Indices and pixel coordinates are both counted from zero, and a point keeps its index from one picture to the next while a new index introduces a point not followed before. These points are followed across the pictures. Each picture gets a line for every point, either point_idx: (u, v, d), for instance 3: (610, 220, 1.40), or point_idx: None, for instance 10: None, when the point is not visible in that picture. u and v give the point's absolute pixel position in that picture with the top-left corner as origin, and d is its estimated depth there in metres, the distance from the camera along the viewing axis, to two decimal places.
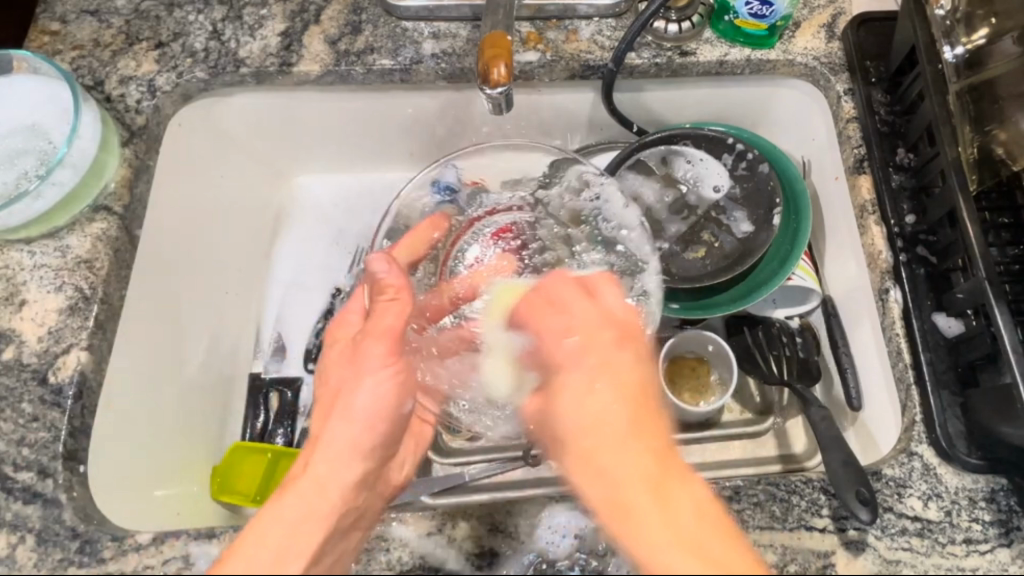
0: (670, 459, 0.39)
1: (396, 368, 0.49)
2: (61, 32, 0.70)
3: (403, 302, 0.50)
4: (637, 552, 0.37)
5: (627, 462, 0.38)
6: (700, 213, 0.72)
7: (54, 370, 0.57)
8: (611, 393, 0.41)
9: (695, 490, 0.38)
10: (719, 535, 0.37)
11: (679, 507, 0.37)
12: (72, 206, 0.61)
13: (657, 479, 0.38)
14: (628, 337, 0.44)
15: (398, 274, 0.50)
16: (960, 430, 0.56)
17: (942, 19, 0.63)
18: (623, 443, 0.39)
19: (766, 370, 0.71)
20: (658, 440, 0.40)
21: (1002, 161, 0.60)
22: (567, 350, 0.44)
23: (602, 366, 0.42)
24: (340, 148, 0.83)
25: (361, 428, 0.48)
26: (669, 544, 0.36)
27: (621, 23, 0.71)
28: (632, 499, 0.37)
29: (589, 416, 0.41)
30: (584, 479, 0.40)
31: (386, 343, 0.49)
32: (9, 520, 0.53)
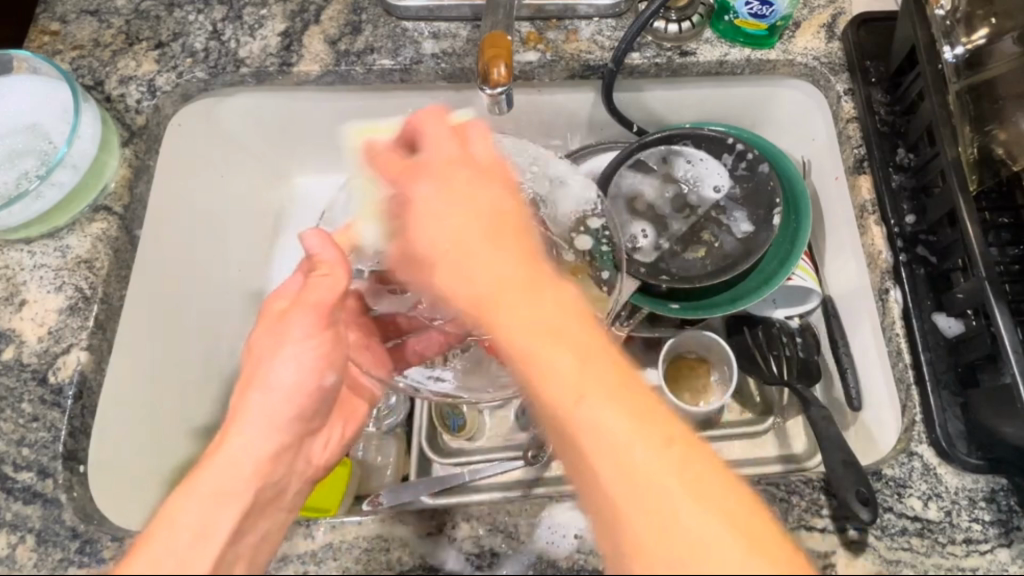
0: (543, 268, 0.41)
1: (325, 340, 0.47)
2: (61, 32, 0.70)
3: (337, 276, 0.47)
4: (502, 338, 0.38)
5: (485, 266, 0.40)
6: (700, 213, 0.72)
7: (54, 371, 0.57)
8: (481, 216, 0.42)
9: (564, 294, 0.39)
10: (576, 319, 0.38)
11: (539, 297, 0.38)
12: (72, 207, 0.61)
13: (511, 280, 0.39)
14: (491, 174, 0.44)
15: (333, 250, 0.47)
16: (960, 430, 0.56)
17: (942, 19, 0.63)
18: (472, 243, 0.40)
19: (766, 370, 0.71)
20: (523, 250, 0.41)
21: (1002, 161, 0.60)
22: (422, 188, 0.44)
23: (459, 193, 0.43)
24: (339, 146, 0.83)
25: (283, 403, 0.45)
26: (525, 334, 0.37)
27: (622, 23, 0.70)
28: (486, 299, 0.39)
29: (436, 232, 0.42)
30: (446, 280, 0.41)
31: (316, 315, 0.47)
32: (9, 520, 0.54)
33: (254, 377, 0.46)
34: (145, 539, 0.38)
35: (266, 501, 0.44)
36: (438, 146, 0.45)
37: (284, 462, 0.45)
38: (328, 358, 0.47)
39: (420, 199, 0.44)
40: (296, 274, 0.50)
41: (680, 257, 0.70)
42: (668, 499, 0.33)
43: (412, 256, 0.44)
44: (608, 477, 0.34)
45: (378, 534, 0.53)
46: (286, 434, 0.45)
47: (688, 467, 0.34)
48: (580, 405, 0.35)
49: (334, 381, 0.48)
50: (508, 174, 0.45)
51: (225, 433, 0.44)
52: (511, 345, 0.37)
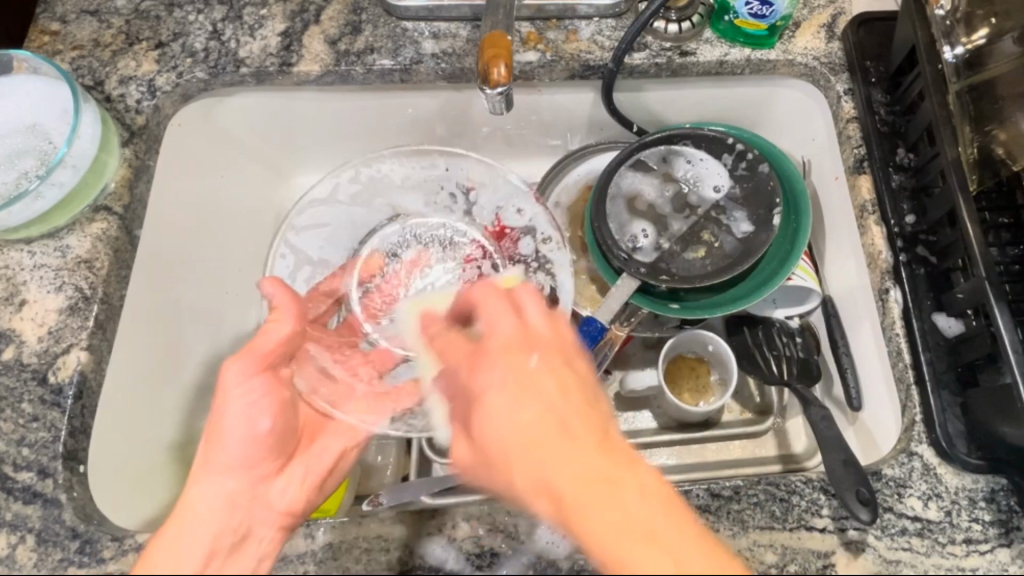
0: (616, 446, 0.37)
1: (258, 386, 0.50)
2: (61, 32, 0.70)
3: (285, 320, 0.51)
4: (591, 547, 0.34)
5: (563, 461, 0.35)
6: (700, 213, 0.71)
7: (54, 370, 0.57)
8: (553, 401, 0.38)
9: (645, 473, 0.36)
10: (663, 505, 0.35)
11: (627, 491, 0.34)
12: (72, 207, 0.61)
13: (595, 474, 0.35)
14: (551, 348, 0.41)
15: (286, 295, 0.52)
16: (960, 430, 0.56)
17: (942, 19, 0.63)
18: (537, 437, 0.36)
19: (766, 370, 0.71)
20: (595, 429, 0.37)
21: (1002, 161, 0.60)
22: (485, 372, 0.40)
23: (521, 375, 0.39)
24: (339, 146, 0.82)
25: (230, 453, 0.47)
26: (624, 538, 0.33)
27: (622, 23, 0.71)
28: (571, 501, 0.34)
29: (511, 427, 0.37)
30: (524, 479, 0.36)
31: (253, 359, 0.50)
32: (9, 520, 0.54)
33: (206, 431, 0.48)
34: None
35: (231, 550, 0.45)
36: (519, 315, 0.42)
37: (240, 507, 0.47)
38: (271, 406, 0.50)
39: (486, 387, 0.39)
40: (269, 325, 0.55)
41: (680, 257, 0.70)
42: None
43: (479, 455, 0.40)
44: None
45: (378, 534, 0.53)
46: (244, 474, 0.48)
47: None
48: None
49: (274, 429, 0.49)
50: (564, 338, 0.42)
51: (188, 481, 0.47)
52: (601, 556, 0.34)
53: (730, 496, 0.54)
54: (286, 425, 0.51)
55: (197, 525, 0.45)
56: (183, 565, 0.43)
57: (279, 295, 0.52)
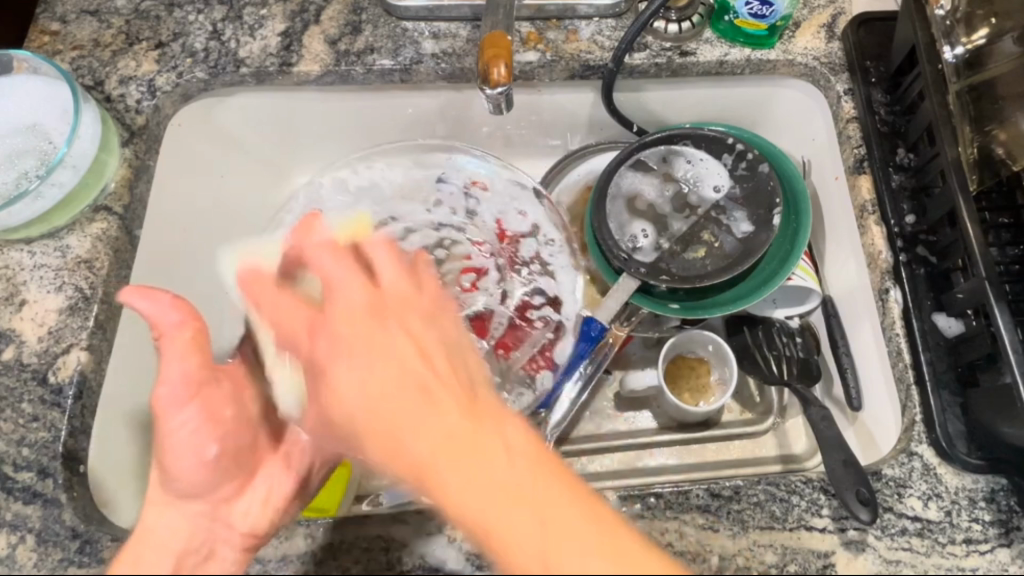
0: (480, 408, 0.39)
1: (198, 409, 0.48)
2: (61, 32, 0.70)
3: (191, 332, 0.47)
4: (454, 507, 0.37)
5: (416, 430, 0.38)
6: (700, 212, 0.71)
7: (54, 371, 0.57)
8: (417, 364, 0.40)
9: (508, 431, 0.38)
10: (526, 462, 0.37)
11: (489, 447, 0.37)
12: (72, 207, 0.61)
13: (459, 436, 0.37)
14: (406, 307, 0.43)
15: (169, 311, 0.47)
16: (961, 430, 0.56)
17: (942, 19, 0.63)
18: (396, 401, 0.39)
19: (766, 370, 0.71)
20: (457, 393, 0.39)
21: (1002, 161, 0.60)
22: (325, 348, 0.42)
23: (368, 335, 0.41)
24: (338, 146, 0.82)
25: (180, 480, 0.47)
26: (481, 487, 0.36)
27: (622, 23, 0.71)
28: (432, 464, 0.37)
29: (364, 394, 0.40)
30: (380, 440, 0.39)
31: (183, 386, 0.47)
32: (9, 520, 0.54)
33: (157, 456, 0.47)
34: None
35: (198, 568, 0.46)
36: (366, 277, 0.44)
37: (202, 529, 0.47)
38: (213, 428, 0.48)
39: (332, 357, 0.42)
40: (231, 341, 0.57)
41: (680, 257, 0.70)
42: None
43: (327, 410, 0.42)
44: None
45: (377, 535, 0.53)
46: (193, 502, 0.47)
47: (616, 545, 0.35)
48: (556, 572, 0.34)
49: (219, 450, 0.48)
50: (423, 296, 0.44)
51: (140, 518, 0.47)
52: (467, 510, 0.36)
53: (730, 497, 0.54)
54: (233, 443, 0.50)
55: (161, 549, 0.45)
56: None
57: (156, 313, 0.46)
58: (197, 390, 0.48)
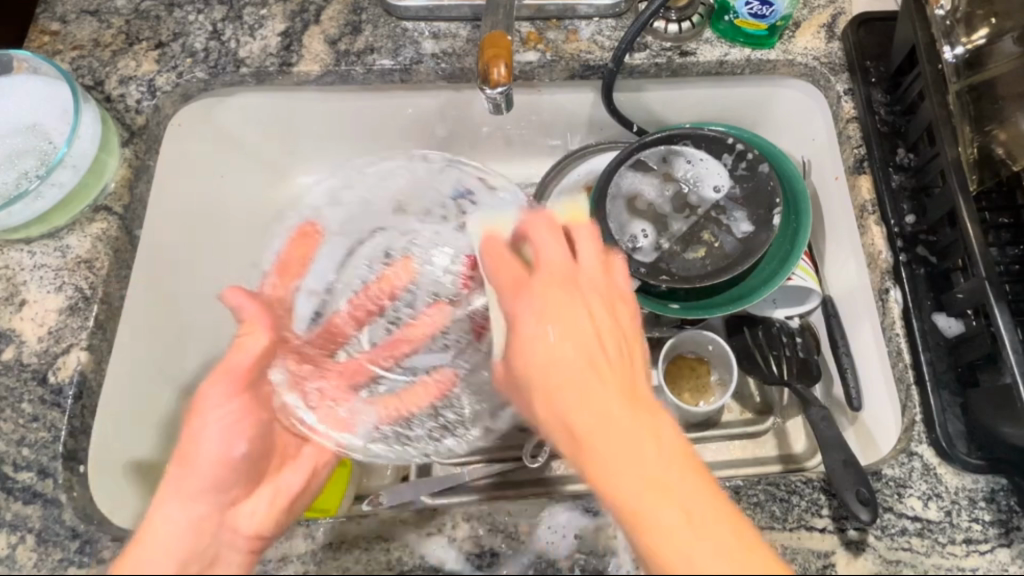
0: (641, 400, 0.41)
1: (236, 406, 0.50)
2: (61, 33, 0.70)
3: (257, 335, 0.50)
4: (606, 480, 0.38)
5: (605, 420, 0.40)
6: (700, 212, 0.71)
7: (54, 371, 0.57)
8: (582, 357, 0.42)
9: (664, 426, 0.40)
10: (677, 459, 0.38)
11: (655, 428, 0.39)
12: (72, 207, 0.62)
13: (621, 421, 0.39)
14: (600, 294, 0.47)
15: (254, 307, 0.51)
16: (961, 430, 0.56)
17: (942, 19, 0.63)
18: (567, 372, 0.42)
19: (766, 370, 0.71)
20: (622, 372, 0.42)
21: (1002, 161, 0.60)
22: (525, 313, 0.45)
23: (555, 309, 0.45)
24: (338, 146, 0.82)
25: (199, 478, 0.47)
26: (636, 478, 0.38)
27: (622, 23, 0.71)
28: (593, 436, 0.39)
29: (545, 354, 0.43)
30: (557, 414, 0.41)
31: (231, 381, 0.49)
32: (9, 520, 0.54)
33: (180, 448, 0.48)
34: None
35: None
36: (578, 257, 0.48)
37: (207, 533, 0.46)
38: (241, 428, 0.49)
39: (523, 322, 0.45)
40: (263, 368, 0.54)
41: (680, 257, 0.70)
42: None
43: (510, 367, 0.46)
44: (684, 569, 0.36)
45: (378, 535, 0.53)
46: (206, 501, 0.47)
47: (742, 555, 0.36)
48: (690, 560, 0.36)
49: (245, 450, 0.49)
50: (611, 284, 0.48)
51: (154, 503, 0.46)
52: (618, 494, 0.38)
53: (730, 496, 0.54)
54: (258, 446, 0.51)
55: (168, 546, 0.45)
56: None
57: (247, 309, 0.50)
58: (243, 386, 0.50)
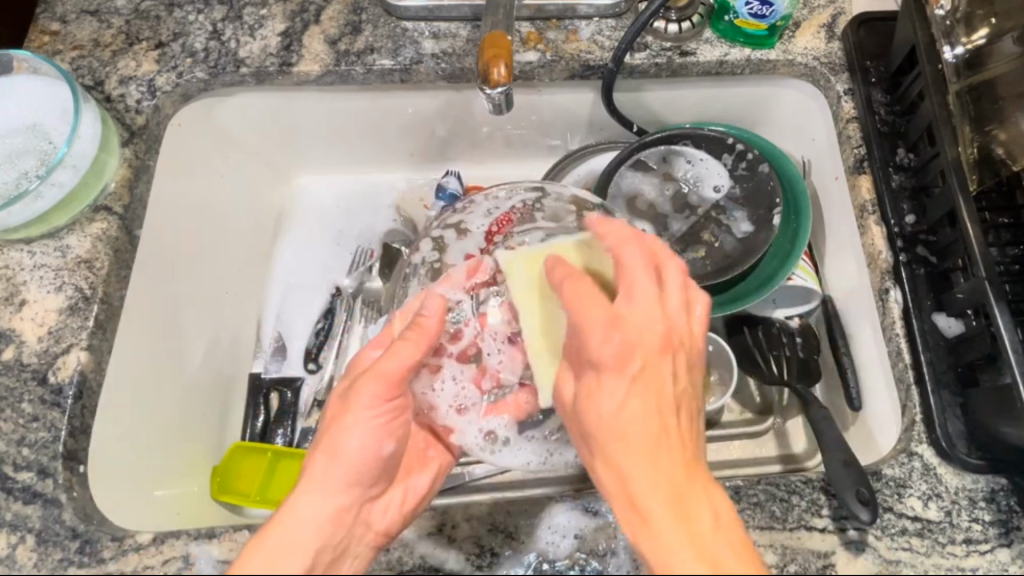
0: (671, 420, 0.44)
1: (387, 410, 0.50)
2: (61, 32, 0.70)
3: (416, 346, 0.50)
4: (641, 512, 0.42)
5: (648, 470, 0.42)
6: (700, 213, 0.72)
7: (54, 371, 0.57)
8: (642, 387, 0.44)
9: (700, 484, 0.43)
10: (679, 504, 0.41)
11: (687, 494, 0.42)
12: (72, 206, 0.61)
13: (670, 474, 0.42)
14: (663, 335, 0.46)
15: (433, 319, 0.51)
16: (961, 430, 0.56)
17: (942, 19, 0.63)
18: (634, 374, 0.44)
19: (766, 371, 0.71)
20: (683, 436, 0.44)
21: (1002, 160, 0.60)
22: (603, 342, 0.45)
23: (627, 340, 0.45)
24: (338, 146, 0.83)
25: (349, 469, 0.49)
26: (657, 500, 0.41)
27: (622, 23, 0.71)
28: (626, 464, 0.43)
29: (618, 414, 0.44)
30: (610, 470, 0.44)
31: (383, 385, 0.50)
32: (9, 520, 0.53)
33: (327, 441, 0.49)
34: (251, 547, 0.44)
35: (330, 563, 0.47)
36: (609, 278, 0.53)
37: (345, 523, 0.48)
38: (386, 428, 0.50)
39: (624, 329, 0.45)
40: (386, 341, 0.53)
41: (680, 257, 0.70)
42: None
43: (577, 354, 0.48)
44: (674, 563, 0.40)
45: None
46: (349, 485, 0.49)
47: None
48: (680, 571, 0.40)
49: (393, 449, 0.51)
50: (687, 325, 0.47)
51: (299, 487, 0.48)
52: (632, 438, 0.43)
53: (730, 496, 0.54)
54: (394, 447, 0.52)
55: (309, 526, 0.46)
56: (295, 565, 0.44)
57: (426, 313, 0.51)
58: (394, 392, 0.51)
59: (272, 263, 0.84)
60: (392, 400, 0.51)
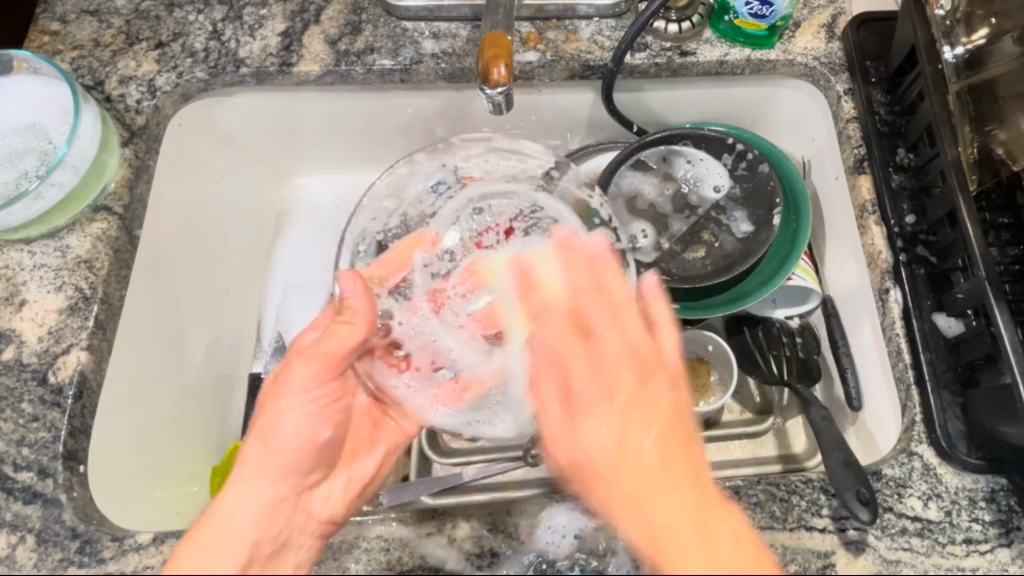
0: (693, 455, 0.45)
1: (320, 393, 0.52)
2: (61, 32, 0.70)
3: (355, 326, 0.51)
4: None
5: (664, 500, 0.42)
6: (700, 213, 0.71)
7: (54, 371, 0.57)
8: (637, 420, 0.44)
9: (723, 528, 0.42)
10: (747, 556, 0.42)
11: (715, 530, 0.42)
12: (72, 206, 0.61)
13: (692, 510, 0.42)
14: (654, 371, 0.46)
15: (362, 298, 0.51)
16: (961, 430, 0.56)
17: (942, 19, 0.63)
18: (620, 408, 0.44)
19: (766, 371, 0.72)
20: (690, 464, 0.44)
21: (1002, 161, 0.60)
22: (583, 392, 0.45)
23: (634, 402, 0.45)
24: (338, 147, 0.83)
25: (282, 458, 0.51)
26: (701, 571, 0.40)
27: (622, 23, 0.71)
28: (665, 541, 0.41)
29: (609, 446, 0.44)
30: (619, 515, 0.43)
31: (320, 369, 0.52)
32: (9, 520, 0.53)
33: (260, 428, 0.51)
34: (182, 551, 0.46)
35: (272, 556, 0.49)
36: (552, 284, 0.50)
37: (281, 514, 0.50)
38: (319, 414, 0.53)
39: (579, 399, 0.45)
40: (328, 314, 0.55)
41: (680, 257, 0.70)
42: None
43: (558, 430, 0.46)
44: None
45: (378, 534, 0.53)
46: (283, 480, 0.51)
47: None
48: None
49: (330, 434, 0.54)
50: (664, 357, 0.47)
51: (228, 480, 0.50)
52: (650, 475, 0.43)
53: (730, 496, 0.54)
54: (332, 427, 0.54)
55: (246, 516, 0.48)
56: (227, 554, 0.47)
57: (354, 296, 0.51)
58: (328, 377, 0.53)
59: (272, 263, 0.84)
60: (325, 384, 0.53)
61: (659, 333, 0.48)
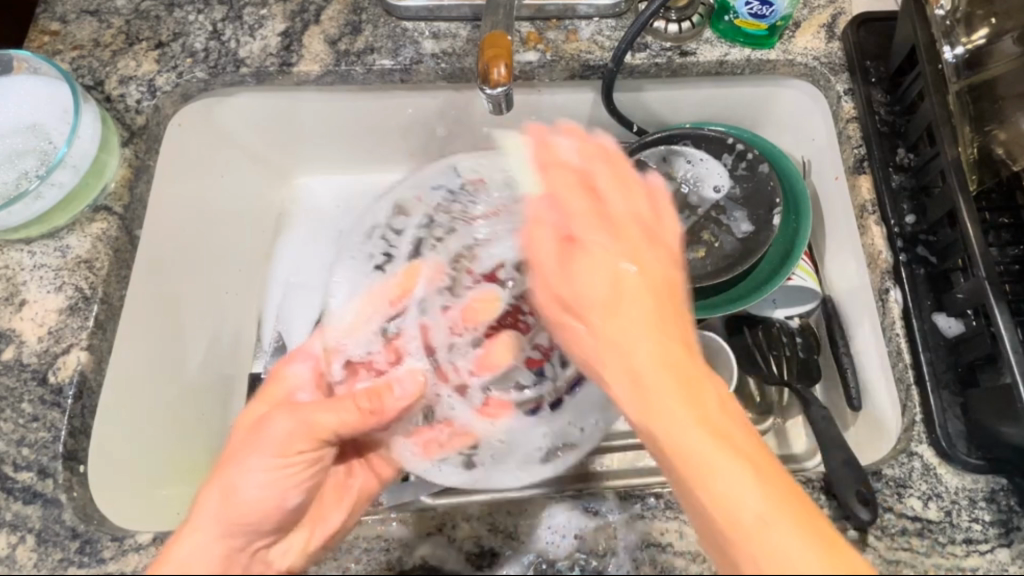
0: (678, 330, 0.43)
1: (296, 461, 0.48)
2: (61, 32, 0.70)
3: (363, 413, 0.50)
4: (655, 425, 0.39)
5: (640, 343, 0.41)
6: (700, 213, 0.72)
7: (54, 371, 0.57)
8: (617, 272, 0.44)
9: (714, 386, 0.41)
10: (732, 424, 0.39)
11: (703, 395, 0.40)
12: (72, 206, 0.61)
13: (707, 401, 0.40)
14: (642, 228, 0.47)
15: (401, 401, 0.52)
16: (960, 430, 0.56)
17: (942, 19, 0.63)
18: (612, 278, 0.44)
19: (766, 370, 0.71)
20: (671, 329, 0.42)
21: (1002, 161, 0.60)
22: (588, 240, 0.46)
23: (629, 254, 0.45)
24: (337, 147, 0.83)
25: (240, 516, 0.46)
26: (691, 421, 0.39)
27: (622, 23, 0.70)
28: (643, 374, 0.40)
29: (587, 292, 0.44)
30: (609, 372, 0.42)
31: (303, 433, 0.48)
32: (9, 520, 0.53)
33: (223, 478, 0.47)
34: None
35: None
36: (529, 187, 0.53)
37: (234, 567, 0.46)
38: (291, 479, 0.48)
39: (585, 249, 0.45)
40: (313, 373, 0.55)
41: None
42: (741, 500, 0.36)
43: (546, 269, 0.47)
44: (726, 496, 0.37)
45: (378, 535, 0.53)
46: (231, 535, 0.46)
47: (763, 471, 0.37)
48: (722, 479, 0.37)
49: (300, 501, 0.49)
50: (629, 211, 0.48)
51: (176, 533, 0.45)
52: (643, 354, 0.41)
53: None
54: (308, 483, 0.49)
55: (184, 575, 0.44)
56: None
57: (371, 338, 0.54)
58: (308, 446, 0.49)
59: (271, 264, 0.84)
60: (300, 450, 0.48)
61: (603, 196, 0.48)
